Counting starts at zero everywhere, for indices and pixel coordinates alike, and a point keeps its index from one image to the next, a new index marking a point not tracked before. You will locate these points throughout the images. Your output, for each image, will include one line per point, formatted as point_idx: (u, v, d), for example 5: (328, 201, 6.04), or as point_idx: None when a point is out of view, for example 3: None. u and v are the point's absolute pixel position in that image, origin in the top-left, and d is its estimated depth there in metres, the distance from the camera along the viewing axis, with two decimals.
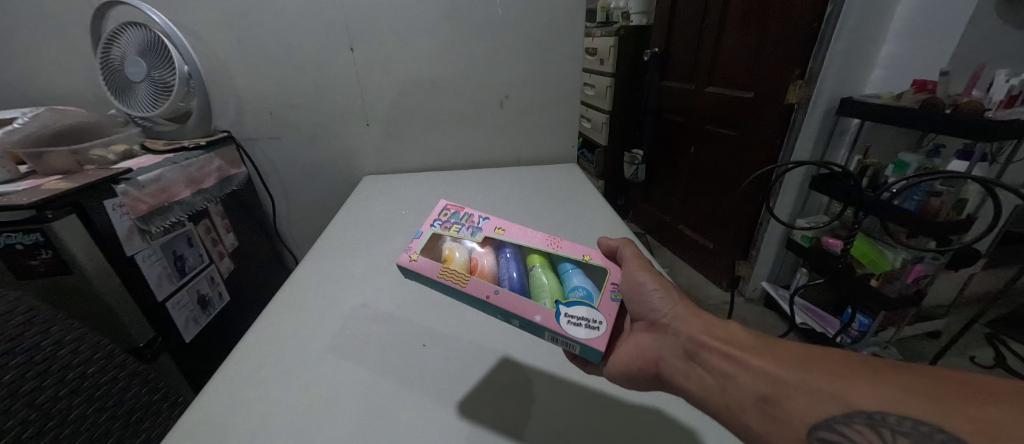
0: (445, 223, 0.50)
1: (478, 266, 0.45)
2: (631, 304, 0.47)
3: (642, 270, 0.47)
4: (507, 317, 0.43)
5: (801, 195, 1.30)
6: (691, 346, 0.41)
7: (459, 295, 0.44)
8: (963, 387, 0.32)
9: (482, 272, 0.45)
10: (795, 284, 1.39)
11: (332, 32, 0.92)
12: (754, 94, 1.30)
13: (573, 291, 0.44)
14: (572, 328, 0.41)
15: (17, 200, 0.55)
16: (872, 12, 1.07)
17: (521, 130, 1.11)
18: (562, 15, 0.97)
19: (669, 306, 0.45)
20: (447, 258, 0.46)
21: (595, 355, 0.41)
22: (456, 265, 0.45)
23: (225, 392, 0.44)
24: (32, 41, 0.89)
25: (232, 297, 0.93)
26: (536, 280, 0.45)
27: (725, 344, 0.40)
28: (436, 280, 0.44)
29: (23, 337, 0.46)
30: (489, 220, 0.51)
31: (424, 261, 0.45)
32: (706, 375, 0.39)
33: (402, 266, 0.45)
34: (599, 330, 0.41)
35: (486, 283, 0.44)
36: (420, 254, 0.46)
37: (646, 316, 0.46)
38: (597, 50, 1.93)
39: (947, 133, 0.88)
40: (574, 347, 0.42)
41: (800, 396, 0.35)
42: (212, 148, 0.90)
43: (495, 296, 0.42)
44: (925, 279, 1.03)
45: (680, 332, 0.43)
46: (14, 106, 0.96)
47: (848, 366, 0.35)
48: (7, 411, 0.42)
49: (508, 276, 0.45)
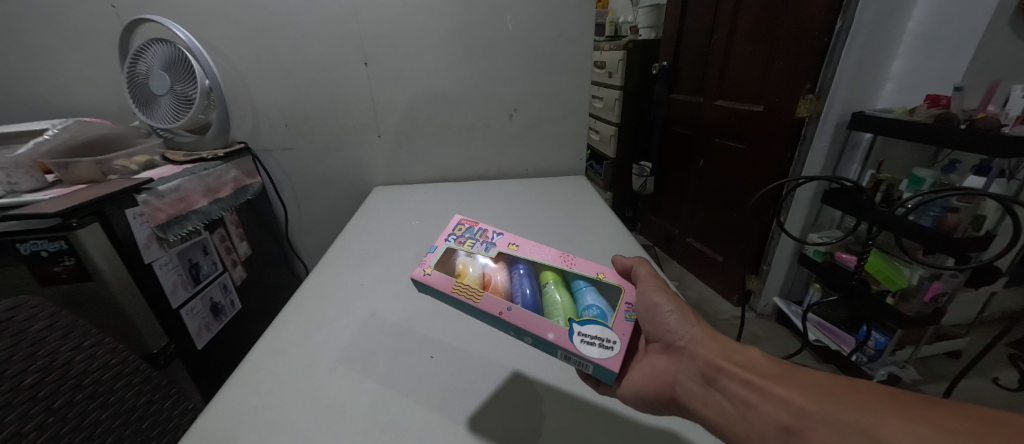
0: (458, 237, 0.51)
1: (491, 282, 0.46)
2: (647, 325, 0.46)
3: (656, 290, 0.47)
4: (519, 333, 0.43)
5: (813, 209, 1.29)
6: (709, 371, 0.41)
7: (471, 311, 0.44)
8: (1000, 428, 0.30)
9: (495, 288, 0.45)
10: (808, 300, 1.36)
11: (347, 46, 0.95)
12: (763, 107, 1.30)
13: (586, 310, 0.44)
14: (585, 347, 0.41)
15: (44, 208, 0.57)
16: (884, 27, 1.07)
17: (530, 143, 1.12)
18: (572, 30, 0.98)
19: (685, 328, 0.45)
20: (460, 273, 0.46)
21: (608, 375, 0.40)
22: (469, 280, 0.45)
23: (235, 400, 0.44)
24: (62, 57, 0.93)
25: (244, 305, 0.94)
26: (550, 298, 0.45)
27: (745, 370, 0.40)
28: (449, 295, 0.44)
29: (44, 341, 0.47)
30: (503, 236, 0.52)
31: (438, 275, 0.46)
32: (725, 402, 0.39)
33: (416, 280, 0.45)
34: (613, 350, 0.41)
35: (498, 299, 0.44)
36: (434, 268, 0.47)
37: (661, 338, 0.46)
38: (605, 63, 1.95)
39: (963, 149, 0.87)
40: (587, 366, 0.41)
41: (826, 428, 0.34)
42: (229, 159, 0.93)
43: (508, 313, 0.43)
44: (943, 297, 1.01)
45: (697, 356, 0.43)
46: (42, 117, 1.00)
47: (877, 398, 0.34)
48: (25, 415, 0.43)
49: (521, 292, 0.46)
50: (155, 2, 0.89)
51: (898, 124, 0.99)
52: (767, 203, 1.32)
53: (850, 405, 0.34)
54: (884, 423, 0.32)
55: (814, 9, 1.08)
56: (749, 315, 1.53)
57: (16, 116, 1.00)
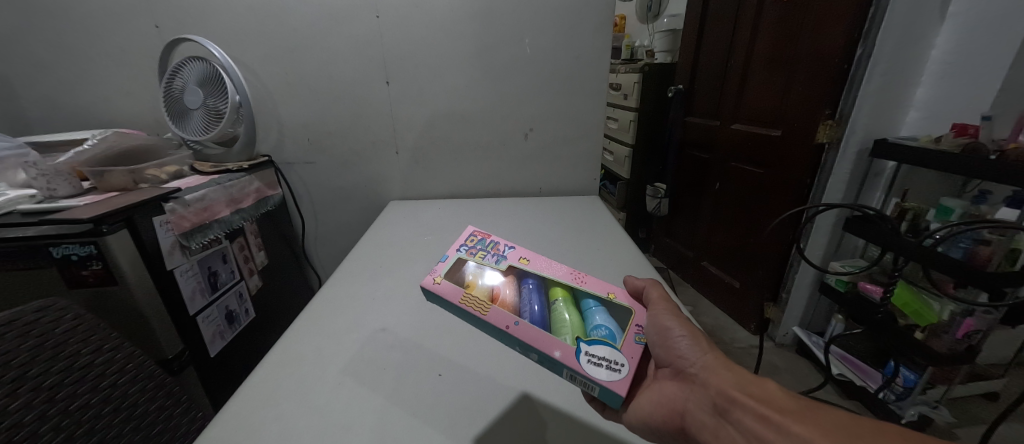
0: (470, 248, 0.51)
1: (500, 296, 0.46)
2: (657, 349, 0.44)
3: (668, 314, 0.45)
4: (526, 349, 0.42)
5: (835, 236, 1.25)
6: (722, 403, 0.40)
7: (480, 323, 0.44)
8: None
9: (503, 302, 0.45)
10: (830, 331, 1.31)
11: (370, 66, 0.99)
12: (781, 132, 1.29)
13: (595, 330, 0.44)
14: (592, 368, 0.40)
15: (78, 214, 0.60)
16: (907, 54, 1.05)
17: (544, 162, 1.13)
18: (588, 54, 1.00)
19: (697, 354, 0.42)
20: (469, 284, 0.47)
21: (615, 399, 0.40)
22: (478, 292, 0.45)
23: (244, 410, 0.45)
24: (107, 72, 0.99)
25: (257, 314, 0.95)
26: (558, 315, 0.45)
27: (760, 404, 0.39)
28: (459, 306, 0.44)
29: (67, 344, 0.48)
30: (515, 249, 0.52)
31: (447, 285, 0.46)
32: (737, 435, 0.38)
33: (425, 288, 0.46)
34: (621, 373, 0.40)
35: (506, 313, 0.44)
36: (444, 277, 0.47)
37: (672, 363, 0.43)
38: (621, 86, 1.96)
39: (992, 180, 0.84)
40: (593, 388, 0.41)
41: None
42: (253, 171, 0.96)
43: (515, 328, 0.42)
44: (977, 334, 0.95)
45: (710, 385, 0.41)
46: (84, 127, 1.05)
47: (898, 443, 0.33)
48: (43, 416, 0.44)
49: (529, 308, 0.45)
50: (195, 23, 0.94)
51: (923, 152, 0.96)
52: (786, 230, 1.29)
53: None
54: None
55: (832, 37, 1.08)
56: (768, 344, 1.48)
57: (59, 126, 1.05)
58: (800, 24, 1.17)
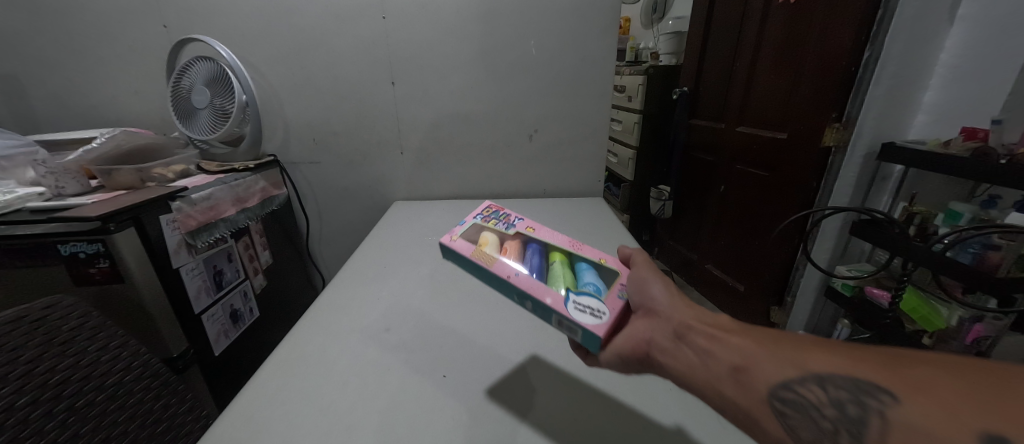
0: (484, 217, 0.53)
1: (507, 254, 0.47)
2: (631, 294, 0.44)
3: (647, 269, 0.45)
4: (521, 298, 0.43)
5: (841, 240, 1.24)
6: (683, 329, 0.40)
7: (483, 272, 0.45)
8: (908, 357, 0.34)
9: (508, 259, 0.46)
10: (835, 336, 1.29)
11: (376, 67, 0.99)
12: (787, 135, 1.28)
13: (585, 285, 0.44)
14: (577, 314, 0.40)
15: (86, 212, 0.60)
16: (915, 57, 1.05)
17: (549, 164, 1.13)
18: (593, 55, 1.00)
19: (666, 294, 0.42)
20: (482, 242, 0.48)
21: (595, 341, 0.40)
22: (489, 249, 0.47)
23: (249, 409, 0.45)
24: (116, 71, 1.00)
25: (261, 313, 0.96)
26: (554, 272, 0.45)
27: (713, 326, 0.39)
28: (468, 255, 0.45)
29: (74, 341, 0.48)
30: (523, 221, 0.53)
31: (463, 242, 0.47)
32: (693, 355, 0.38)
33: (443, 244, 0.47)
34: (603, 319, 0.40)
35: (510, 265, 0.45)
36: (460, 237, 0.49)
37: (643, 304, 0.43)
38: (625, 87, 1.96)
39: (1001, 185, 0.83)
40: (577, 334, 0.41)
41: (770, 366, 0.35)
42: (259, 170, 0.97)
43: (516, 277, 0.43)
44: (985, 340, 0.93)
45: (674, 317, 0.40)
46: (92, 126, 1.06)
47: (817, 345, 0.36)
48: (50, 412, 0.44)
49: (530, 265, 0.46)
50: (202, 23, 0.95)
51: (931, 156, 0.95)
52: (792, 233, 1.28)
53: (795, 350, 0.36)
54: (818, 360, 0.35)
55: (839, 40, 1.08)
56: None
57: (68, 125, 1.06)
58: (806, 28, 1.17)
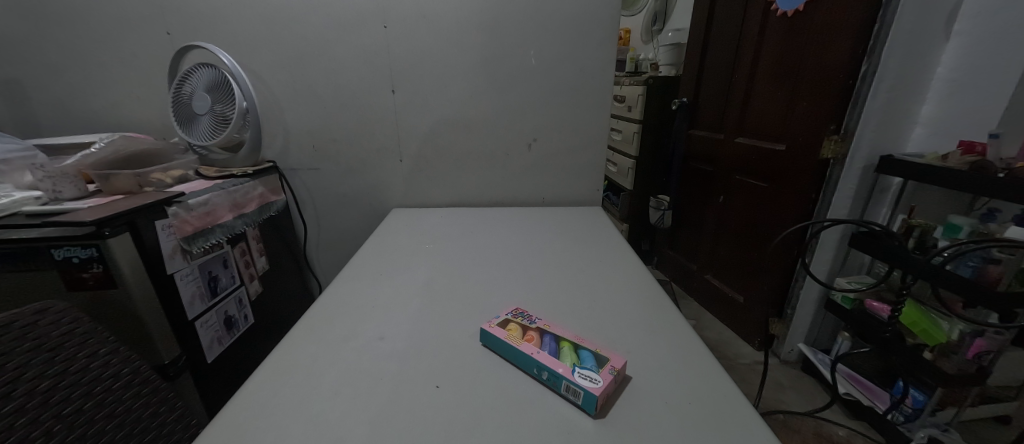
0: (515, 312, 0.58)
1: (531, 335, 0.54)
2: None
3: None
4: (539, 370, 0.48)
5: (840, 251, 1.24)
6: None
7: (514, 353, 0.51)
8: None
9: (532, 339, 0.53)
10: (836, 349, 1.29)
11: (376, 75, 1.00)
12: (785, 145, 1.29)
13: (585, 360, 0.49)
14: (580, 380, 0.45)
15: (81, 216, 0.60)
16: (911, 71, 1.06)
17: (547, 173, 1.13)
18: (592, 65, 1.01)
19: None
20: (513, 327, 0.55)
21: (591, 405, 0.44)
22: (517, 332, 0.54)
23: (238, 418, 0.44)
24: (119, 76, 1.01)
25: (255, 320, 0.95)
26: (565, 349, 0.51)
27: None
28: (503, 339, 0.52)
29: (62, 347, 0.47)
30: (545, 316, 0.60)
31: (498, 328, 0.54)
32: None
33: (483, 329, 0.54)
34: (597, 383, 0.45)
35: (531, 345, 0.51)
36: (496, 323, 0.55)
37: None
38: (625, 97, 1.97)
39: (1000, 198, 0.83)
40: (576, 398, 0.45)
41: None
42: (258, 176, 0.97)
43: (538, 353, 0.49)
44: (987, 355, 0.94)
45: None
46: (93, 131, 1.06)
47: None
48: (36, 421, 0.43)
49: (547, 344, 0.52)
50: (206, 30, 0.96)
51: (929, 169, 0.96)
52: (791, 244, 1.28)
53: None
54: None
55: (837, 53, 1.09)
56: (773, 361, 1.45)
57: (69, 129, 1.07)
58: (805, 40, 1.18)
